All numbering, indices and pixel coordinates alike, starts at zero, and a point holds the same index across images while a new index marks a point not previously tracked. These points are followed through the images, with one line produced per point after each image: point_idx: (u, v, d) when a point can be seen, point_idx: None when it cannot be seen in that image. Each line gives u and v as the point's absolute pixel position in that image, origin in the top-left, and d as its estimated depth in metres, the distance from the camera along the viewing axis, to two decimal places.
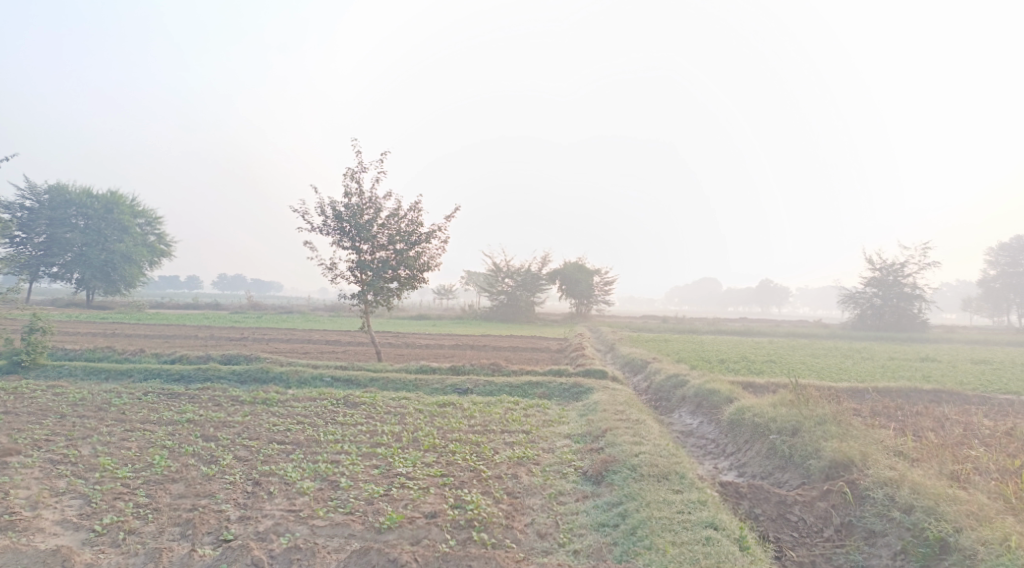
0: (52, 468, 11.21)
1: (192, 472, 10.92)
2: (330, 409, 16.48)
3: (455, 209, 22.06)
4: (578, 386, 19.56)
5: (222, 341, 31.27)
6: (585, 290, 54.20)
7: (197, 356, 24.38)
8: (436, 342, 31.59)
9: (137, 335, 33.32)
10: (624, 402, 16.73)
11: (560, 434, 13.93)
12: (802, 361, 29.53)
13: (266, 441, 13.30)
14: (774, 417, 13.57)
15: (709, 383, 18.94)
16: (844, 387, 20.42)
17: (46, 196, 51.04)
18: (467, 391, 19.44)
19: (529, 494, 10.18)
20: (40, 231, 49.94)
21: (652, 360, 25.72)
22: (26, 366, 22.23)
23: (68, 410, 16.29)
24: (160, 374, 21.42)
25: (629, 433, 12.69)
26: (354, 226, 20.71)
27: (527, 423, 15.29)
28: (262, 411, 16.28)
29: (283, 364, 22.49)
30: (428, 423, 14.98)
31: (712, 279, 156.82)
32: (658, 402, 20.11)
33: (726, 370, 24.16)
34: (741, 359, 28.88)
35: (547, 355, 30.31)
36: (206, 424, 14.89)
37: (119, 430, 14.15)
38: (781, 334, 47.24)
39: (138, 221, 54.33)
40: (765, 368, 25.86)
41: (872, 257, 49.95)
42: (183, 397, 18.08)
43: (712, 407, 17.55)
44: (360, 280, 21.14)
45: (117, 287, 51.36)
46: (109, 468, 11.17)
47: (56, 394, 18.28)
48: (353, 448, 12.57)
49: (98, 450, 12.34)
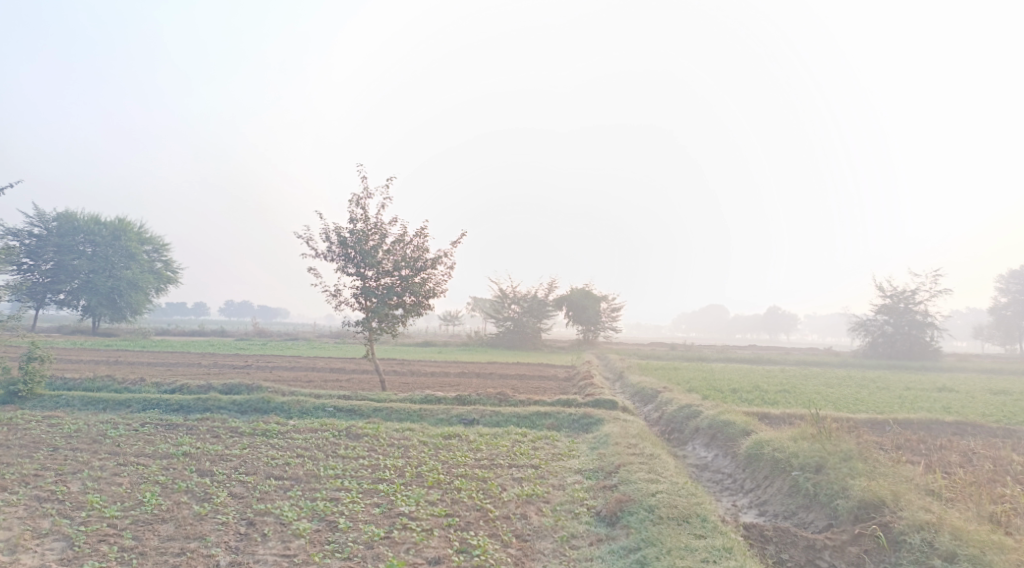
0: (37, 507, 10.67)
1: (182, 511, 10.36)
2: (332, 441, 15.92)
3: (461, 234, 21.66)
4: (588, 417, 18.91)
5: (226, 369, 30.73)
6: (592, 317, 53.64)
7: (198, 386, 23.84)
8: (442, 370, 30.97)
9: (139, 363, 32.84)
10: (636, 435, 16.09)
11: (571, 469, 13.31)
12: (816, 391, 28.74)
13: (264, 476, 12.73)
14: (795, 452, 12.94)
15: (723, 414, 18.29)
16: (863, 419, 19.72)
17: (54, 223, 50.97)
18: (473, 421, 18.84)
19: (540, 537, 9.58)
20: (47, 258, 49.90)
21: (663, 389, 25.04)
22: (23, 396, 21.73)
23: (61, 442, 15.75)
24: (158, 405, 20.86)
25: (644, 469, 12.09)
26: (359, 252, 20.31)
27: (536, 457, 14.69)
28: (261, 444, 15.72)
29: (284, 393, 21.92)
30: (432, 457, 14.41)
31: (719, 306, 155.86)
32: (670, 434, 19.43)
33: (739, 400, 23.45)
34: (754, 389, 28.15)
35: (555, 383, 29.64)
36: (202, 458, 14.33)
37: (112, 464, 13.61)
38: (792, 362, 46.39)
39: (145, 249, 54.19)
40: (779, 398, 25.13)
41: (882, 284, 49.26)
42: (181, 429, 17.53)
43: (728, 440, 16.88)
44: (365, 307, 20.68)
45: (123, 314, 51.01)
46: (97, 507, 10.62)
47: (50, 426, 17.75)
48: (353, 484, 11.99)
49: (87, 486, 11.80)
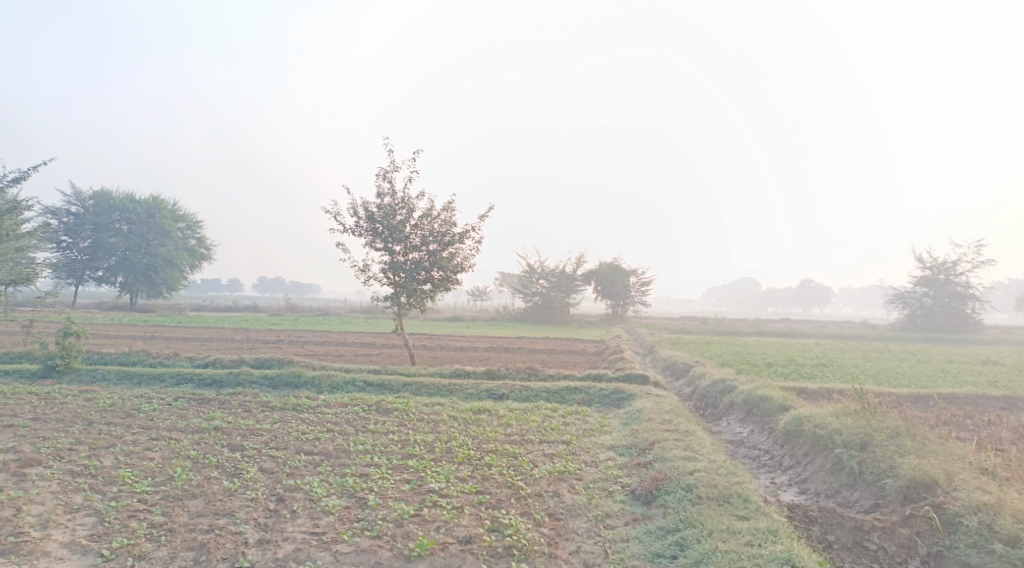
0: (70, 482, 10.70)
1: (212, 487, 10.28)
2: (362, 416, 15.82)
3: (489, 208, 21.28)
4: (619, 392, 18.56)
5: (258, 344, 30.94)
6: (621, 291, 53.04)
7: (230, 360, 23.97)
8: (470, 344, 30.79)
9: (174, 338, 33.23)
10: (670, 411, 15.71)
11: (603, 446, 13.00)
12: (854, 365, 27.97)
13: (294, 451, 12.64)
14: (838, 429, 12.48)
15: (760, 389, 17.79)
16: (905, 393, 19.04)
17: (90, 202, 51.69)
18: (503, 396, 18.62)
19: (573, 516, 9.32)
20: (85, 236, 50.75)
21: (695, 364, 24.55)
22: (60, 371, 22.06)
23: (96, 416, 15.89)
24: (192, 379, 21.00)
25: (681, 446, 11.72)
26: (386, 227, 20.06)
27: (567, 433, 14.42)
28: (292, 418, 15.67)
29: (315, 368, 21.89)
30: (462, 432, 14.22)
31: (750, 280, 153.55)
32: (704, 409, 19.01)
33: (775, 375, 22.86)
34: (789, 363, 27.46)
35: (584, 358, 29.31)
36: (233, 433, 14.32)
37: (145, 438, 13.65)
38: (828, 336, 45.34)
39: (179, 226, 54.78)
40: (816, 372, 24.47)
41: (922, 255, 47.73)
42: (213, 403, 17.60)
43: (764, 415, 16.42)
44: (393, 282, 20.48)
45: (159, 290, 51.81)
46: (129, 482, 10.61)
47: (86, 400, 17.92)
48: (383, 460, 11.83)
49: (120, 460, 11.82)
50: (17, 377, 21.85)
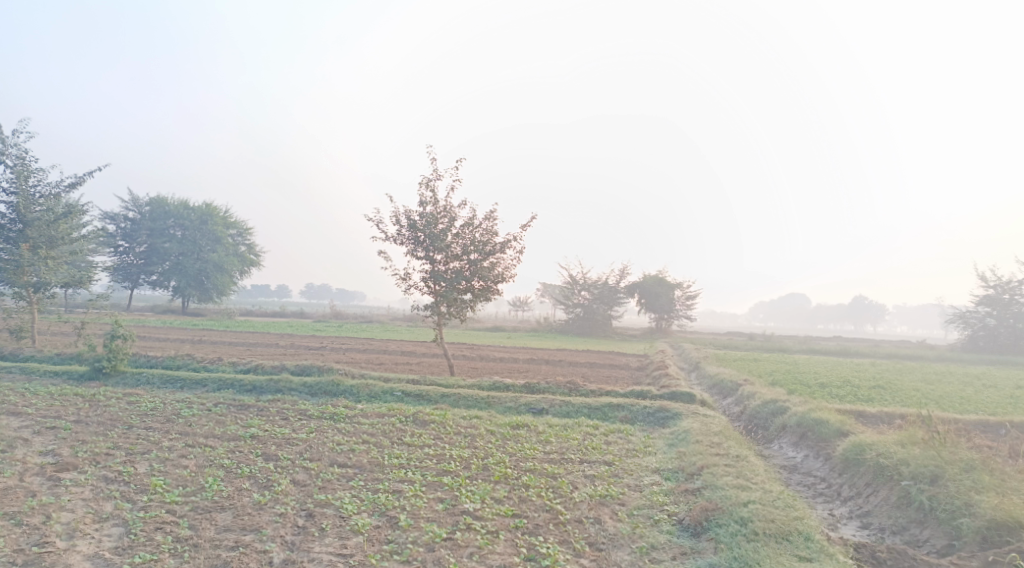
0: (102, 488, 10.56)
1: (242, 499, 10.01)
2: (398, 427, 15.46)
3: (532, 218, 20.83)
4: (664, 410, 17.84)
5: (301, 350, 31.05)
6: (665, 304, 51.96)
7: (271, 366, 23.95)
8: (511, 356, 30.30)
9: (220, 342, 33.61)
10: (718, 433, 14.93)
11: (647, 468, 12.34)
12: (914, 387, 26.59)
13: (327, 463, 12.31)
14: (902, 460, 11.63)
15: (814, 412, 16.87)
16: (973, 420, 17.86)
17: (147, 208, 53.01)
18: (542, 411, 18.07)
19: (616, 546, 8.72)
20: (141, 242, 52.13)
21: (744, 382, 23.57)
22: (107, 373, 22.34)
23: (136, 421, 15.88)
24: (233, 385, 20.98)
25: (732, 472, 10.98)
26: (428, 235, 19.76)
27: (609, 453, 13.79)
28: (328, 428, 15.41)
29: (354, 376, 21.67)
30: (499, 448, 13.71)
31: (799, 297, 149.80)
32: (753, 431, 18.14)
33: (830, 397, 21.76)
34: (844, 384, 26.24)
35: (627, 373, 28.52)
36: (268, 442, 14.08)
37: (181, 445, 13.53)
38: (883, 355, 43.47)
39: (230, 233, 55.82)
40: (873, 395, 23.28)
41: (985, 273, 45.53)
42: (252, 410, 17.48)
43: (819, 440, 15.52)
44: (434, 291, 20.17)
45: (210, 295, 52.75)
46: (159, 491, 10.43)
47: (129, 404, 18.00)
48: (417, 476, 11.39)
49: (153, 468, 11.66)
50: (66, 378, 22.21)
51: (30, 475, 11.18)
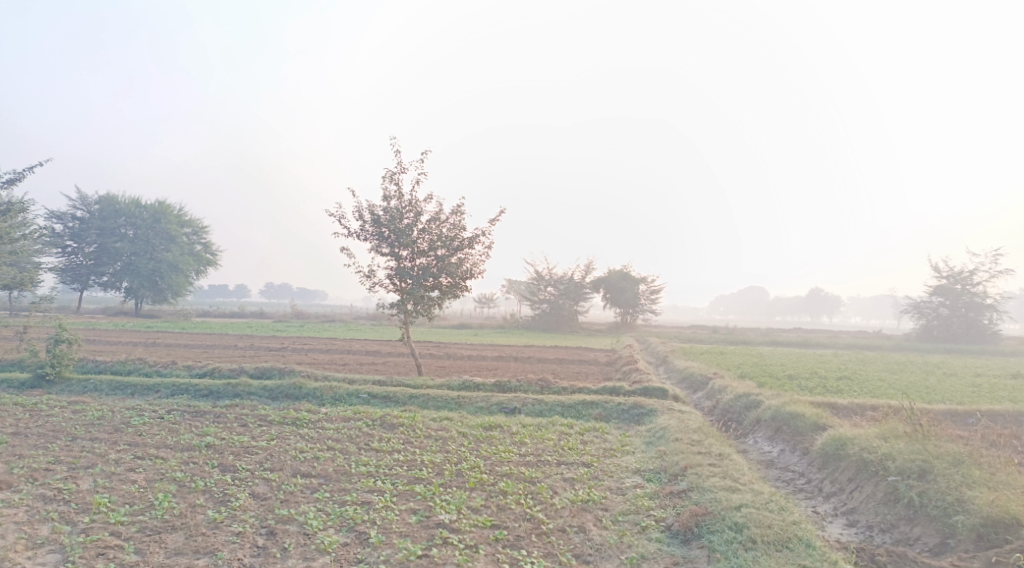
0: (40, 509, 9.65)
1: (195, 517, 9.25)
2: (365, 431, 14.71)
3: (500, 212, 20.22)
4: (639, 407, 17.43)
5: (261, 351, 29.86)
6: (630, 299, 51.90)
7: (229, 369, 22.86)
8: (478, 353, 29.63)
9: (175, 345, 32.19)
10: (697, 430, 14.55)
11: (628, 469, 11.87)
12: (879, 377, 26.75)
13: (290, 473, 11.52)
14: (887, 454, 11.40)
15: (789, 405, 16.61)
16: (943, 410, 17.84)
17: (96, 206, 50.82)
18: (514, 410, 17.50)
19: (604, 558, 8.31)
20: (90, 242, 49.93)
21: (714, 376, 23.34)
22: (51, 380, 21.03)
23: (81, 431, 14.81)
24: (188, 390, 19.90)
25: (717, 472, 10.58)
26: (393, 231, 18.99)
27: (587, 453, 13.30)
28: (291, 434, 14.59)
29: (317, 378, 20.74)
30: (472, 452, 13.09)
31: (760, 291, 152.18)
32: (727, 425, 17.82)
33: (800, 389, 21.62)
34: (812, 376, 26.23)
35: (597, 369, 28.13)
36: (225, 452, 13.21)
37: (130, 457, 12.58)
38: (844, 346, 43.96)
39: (185, 231, 53.89)
40: (842, 386, 23.26)
41: (938, 264, 46.39)
42: (208, 417, 16.53)
43: (796, 434, 15.28)
44: (400, 289, 19.44)
45: (165, 296, 50.82)
46: (104, 510, 9.58)
47: (75, 412, 16.87)
48: (387, 485, 10.70)
49: (98, 484, 10.77)
50: (6, 386, 20.84)
51: None
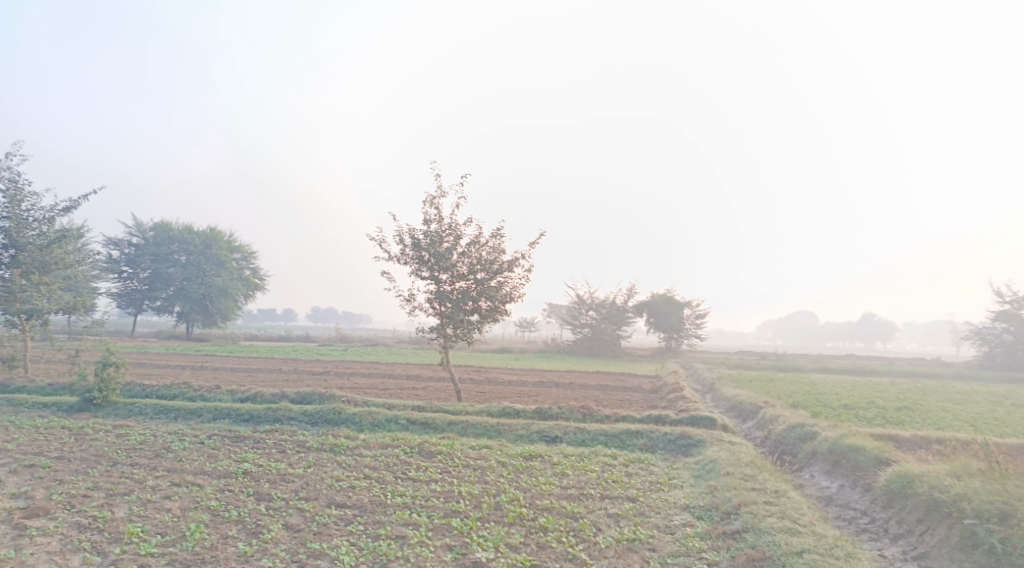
0: (72, 538, 9.53)
1: (225, 550, 9.14)
2: (403, 459, 14.35)
3: (540, 235, 19.86)
4: (686, 437, 16.69)
5: (304, 375, 29.93)
6: (674, 324, 50.81)
7: (270, 394, 22.84)
8: (519, 379, 29.15)
9: (222, 369, 32.53)
10: (749, 463, 13.79)
11: (676, 505, 11.23)
12: (941, 408, 25.29)
13: (325, 503, 11.22)
14: (960, 494, 10.56)
15: (848, 437, 15.67)
16: (1017, 444, 16.62)
17: (150, 233, 52.25)
18: (556, 439, 16.95)
19: None
20: (145, 267, 51.28)
21: (764, 405, 22.37)
22: (98, 404, 21.30)
23: (122, 456, 14.82)
24: (229, 415, 19.88)
25: (774, 511, 9.90)
26: (433, 254, 18.79)
27: (632, 486, 12.69)
28: (328, 461, 14.33)
29: (357, 403, 20.52)
30: (511, 482, 12.61)
31: (808, 316, 148.10)
32: (781, 458, 16.91)
33: (857, 420, 20.50)
34: (868, 406, 24.93)
35: (641, 396, 27.30)
36: (261, 479, 13.00)
37: (166, 484, 12.45)
38: (901, 374, 42.04)
39: (234, 256, 55.01)
40: (903, 417, 22.01)
41: (1001, 289, 44.16)
42: (247, 442, 16.42)
43: (856, 469, 14.36)
44: (439, 313, 19.18)
45: (214, 319, 51.77)
46: (136, 540, 9.42)
47: (118, 437, 16.95)
48: (422, 518, 10.30)
49: (133, 511, 10.64)
50: (55, 410, 21.18)
51: None
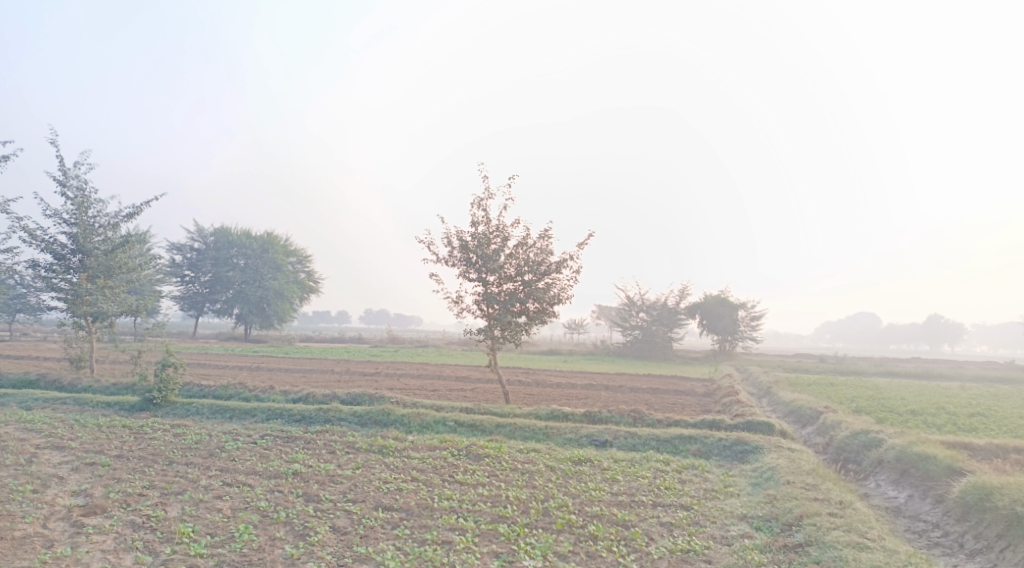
0: (126, 536, 9.66)
1: (273, 552, 9.14)
2: (450, 462, 14.20)
3: (588, 235, 19.51)
4: (742, 443, 16.09)
5: (356, 376, 30.22)
6: (728, 326, 49.56)
7: (322, 395, 23.05)
8: (569, 381, 28.79)
9: (277, 370, 33.17)
10: (810, 472, 13.19)
11: (732, 515, 10.76)
12: (1018, 415, 23.85)
13: (372, 505, 11.13)
14: None
15: (917, 445, 14.83)
16: None
17: (211, 238, 53.75)
18: (605, 443, 16.56)
19: None
20: (206, 271, 52.84)
21: (825, 410, 21.44)
22: (157, 403, 21.85)
23: (178, 455, 15.11)
24: (282, 415, 20.11)
25: (840, 523, 9.44)
26: (480, 256, 18.63)
27: (685, 494, 12.25)
28: (377, 463, 14.30)
29: (406, 405, 20.52)
30: (560, 488, 12.32)
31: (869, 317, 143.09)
32: (844, 465, 16.13)
33: (926, 426, 19.46)
34: (937, 411, 23.70)
35: (694, 400, 26.61)
36: (311, 480, 13.01)
37: (218, 483, 12.59)
38: (971, 378, 39.98)
39: (290, 260, 56.20)
40: (976, 424, 20.81)
41: None
42: (298, 442, 16.56)
43: (926, 478, 13.56)
44: (487, 315, 19.03)
45: (271, 321, 52.93)
46: (186, 540, 9.49)
47: (175, 436, 17.30)
48: (469, 523, 10.08)
49: (185, 510, 10.76)
50: (117, 409, 21.82)
51: (55, 520, 10.37)
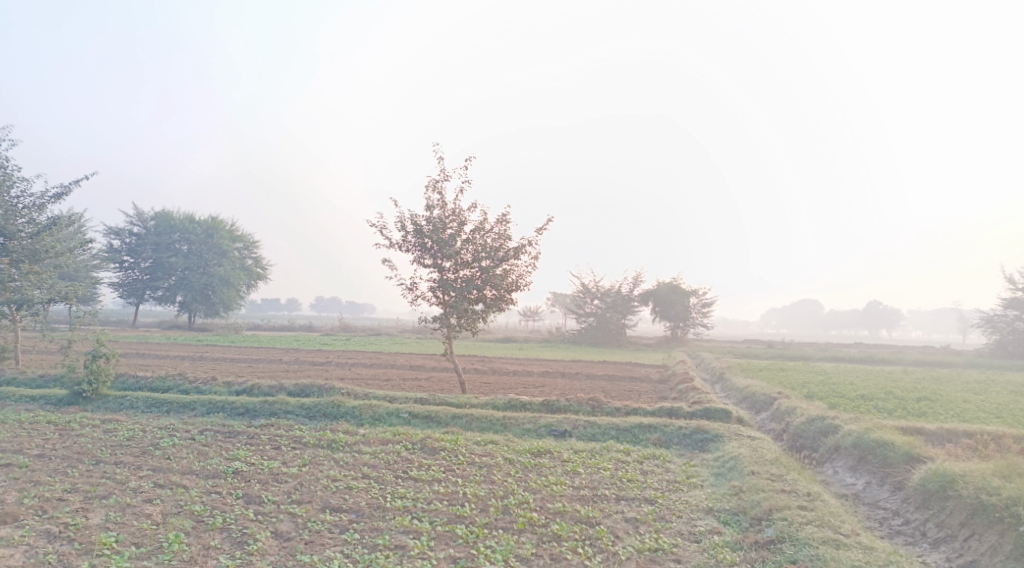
0: (39, 550, 8.70)
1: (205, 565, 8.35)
2: (404, 457, 13.46)
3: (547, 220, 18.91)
4: (702, 432, 15.79)
5: (305, 366, 29.11)
6: (680, 313, 49.89)
7: (267, 387, 21.93)
8: (525, 369, 28.28)
9: (222, 359, 31.72)
10: (772, 461, 12.92)
11: (698, 508, 10.37)
12: (961, 399, 24.36)
13: (319, 507, 10.34)
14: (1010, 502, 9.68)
15: (873, 431, 14.75)
16: None
17: (151, 222, 51.34)
18: (565, 433, 16.07)
19: None
20: (146, 257, 50.49)
21: (779, 396, 21.47)
22: (88, 397, 20.44)
23: (106, 454, 13.97)
24: (224, 408, 18.98)
25: (812, 518, 9.13)
26: (435, 242, 17.84)
27: (648, 486, 11.82)
28: (325, 459, 13.44)
29: (357, 396, 19.62)
30: (520, 482, 11.72)
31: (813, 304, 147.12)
32: (801, 451, 16.01)
33: (878, 412, 19.56)
34: (886, 397, 24.02)
35: (650, 386, 26.44)
36: (252, 480, 12.10)
37: (149, 485, 11.59)
38: (912, 362, 41.05)
39: (237, 246, 54.12)
40: (924, 409, 21.10)
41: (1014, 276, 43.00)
42: (241, 438, 15.56)
43: (884, 465, 13.46)
44: (443, 302, 18.30)
45: (217, 309, 50.85)
46: (108, 553, 8.60)
47: (105, 432, 16.09)
48: (425, 525, 9.41)
49: (109, 517, 9.78)
50: (43, 403, 20.35)
51: None
